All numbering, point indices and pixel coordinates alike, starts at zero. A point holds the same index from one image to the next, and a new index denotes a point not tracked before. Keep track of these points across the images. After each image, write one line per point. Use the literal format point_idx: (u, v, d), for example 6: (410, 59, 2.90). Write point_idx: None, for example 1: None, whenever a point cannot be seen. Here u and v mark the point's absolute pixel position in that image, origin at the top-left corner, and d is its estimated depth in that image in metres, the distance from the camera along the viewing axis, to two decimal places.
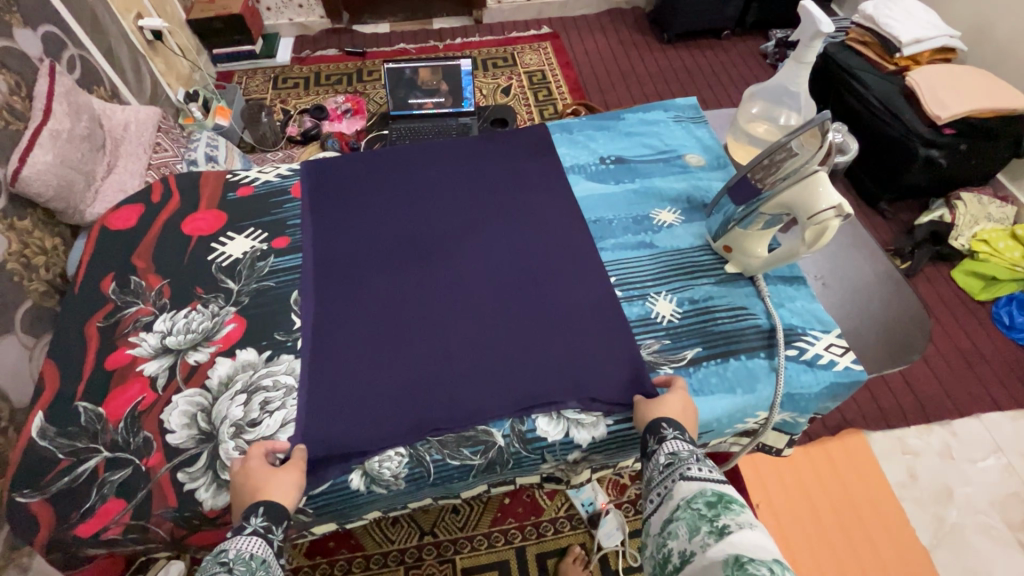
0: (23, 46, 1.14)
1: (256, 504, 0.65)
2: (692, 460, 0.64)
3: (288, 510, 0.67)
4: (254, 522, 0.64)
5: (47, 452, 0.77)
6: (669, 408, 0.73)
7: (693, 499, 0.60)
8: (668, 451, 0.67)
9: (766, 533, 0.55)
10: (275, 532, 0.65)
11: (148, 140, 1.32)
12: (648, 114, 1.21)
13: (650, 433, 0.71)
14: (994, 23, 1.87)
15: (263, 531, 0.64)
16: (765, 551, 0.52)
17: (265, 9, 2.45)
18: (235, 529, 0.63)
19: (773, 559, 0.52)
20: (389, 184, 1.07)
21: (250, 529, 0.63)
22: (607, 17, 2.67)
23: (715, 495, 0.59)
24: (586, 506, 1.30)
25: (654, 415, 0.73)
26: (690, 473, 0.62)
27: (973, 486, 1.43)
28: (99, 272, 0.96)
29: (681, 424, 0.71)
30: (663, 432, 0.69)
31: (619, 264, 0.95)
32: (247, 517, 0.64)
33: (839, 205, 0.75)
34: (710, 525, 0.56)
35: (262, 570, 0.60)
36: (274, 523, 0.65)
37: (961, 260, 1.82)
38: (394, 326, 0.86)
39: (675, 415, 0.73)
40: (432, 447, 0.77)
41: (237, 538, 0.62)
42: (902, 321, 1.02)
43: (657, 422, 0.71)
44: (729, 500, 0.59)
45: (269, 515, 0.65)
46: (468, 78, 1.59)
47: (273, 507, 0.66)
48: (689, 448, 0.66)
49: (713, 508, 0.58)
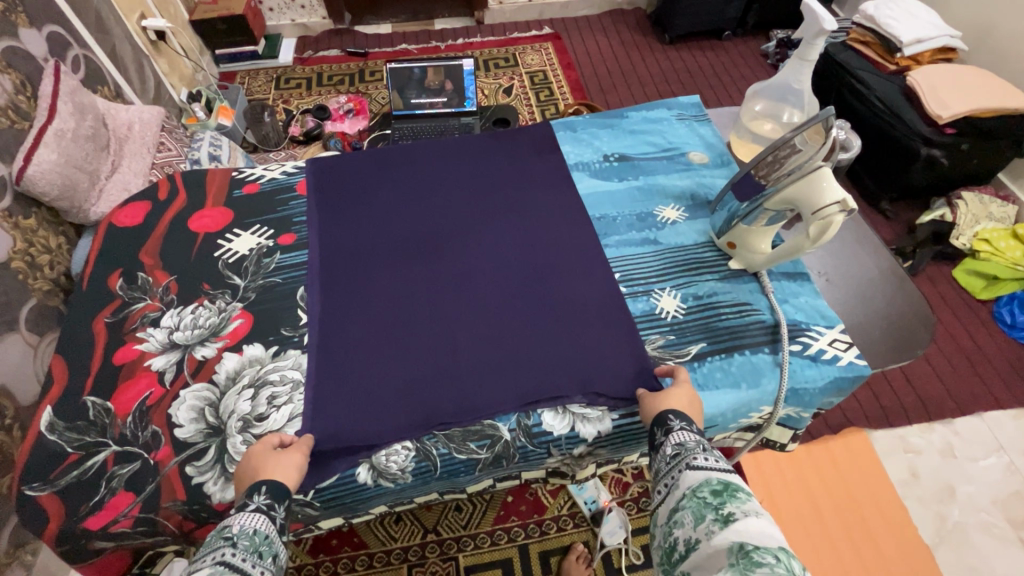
0: (29, 46, 1.15)
1: (258, 483, 0.65)
2: (698, 450, 0.65)
3: (288, 490, 0.67)
4: (258, 500, 0.63)
5: (55, 446, 0.77)
6: (674, 400, 0.74)
7: (698, 488, 0.60)
8: (675, 441, 0.67)
9: (772, 520, 0.56)
10: (278, 510, 0.64)
11: (151, 140, 1.32)
12: (651, 112, 1.22)
13: (656, 426, 0.71)
14: (995, 24, 1.88)
15: (266, 507, 0.63)
16: (770, 539, 0.53)
17: (268, 9, 2.46)
18: (237, 507, 0.62)
19: (779, 546, 0.52)
20: (394, 181, 1.08)
21: (253, 506, 0.63)
22: (608, 18, 2.68)
23: (720, 484, 0.59)
24: (589, 504, 1.31)
25: (660, 408, 0.73)
26: (696, 463, 0.63)
27: (975, 484, 1.43)
28: (105, 269, 0.96)
29: (687, 416, 0.72)
30: (670, 424, 0.70)
31: (624, 260, 0.95)
32: (250, 495, 0.64)
33: (844, 200, 0.76)
34: (716, 513, 0.57)
35: (265, 546, 0.59)
36: (277, 501, 0.64)
37: (962, 259, 1.82)
38: (399, 320, 0.87)
39: (681, 408, 0.73)
40: (438, 441, 0.77)
41: (240, 514, 0.61)
42: (906, 317, 1.02)
43: (663, 414, 0.72)
44: (735, 488, 0.59)
45: (272, 494, 0.64)
46: (470, 77, 1.59)
47: (276, 486, 0.66)
48: (696, 438, 0.67)
49: (719, 497, 0.58)
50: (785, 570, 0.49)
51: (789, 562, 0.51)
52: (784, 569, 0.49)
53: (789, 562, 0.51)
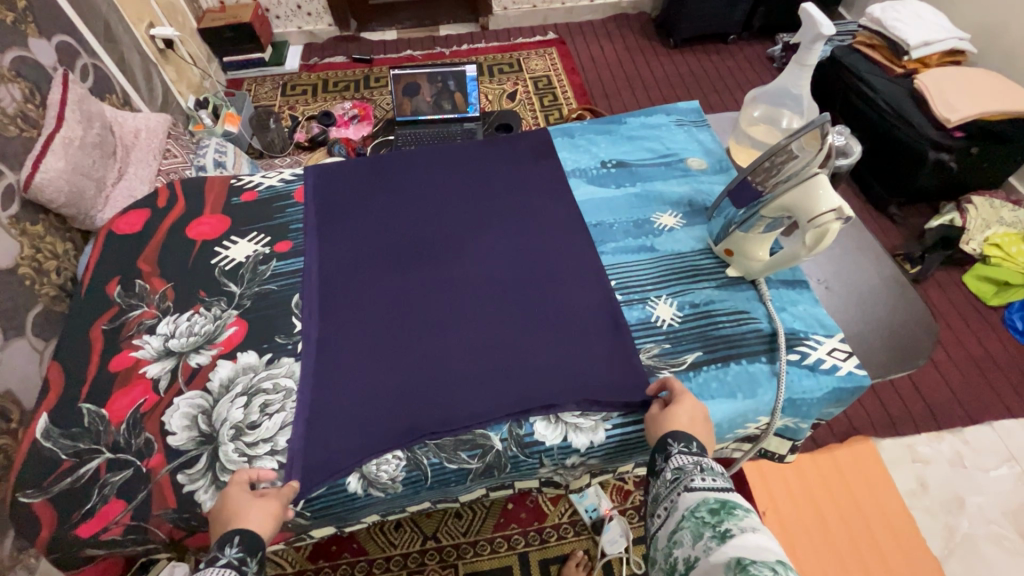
0: (37, 56, 1.17)
1: (232, 533, 0.64)
2: (696, 471, 0.64)
3: (264, 541, 0.65)
4: (230, 553, 0.62)
5: (50, 453, 0.78)
6: (677, 420, 0.72)
7: (696, 508, 0.60)
8: (674, 466, 0.66)
9: (771, 535, 0.55)
10: (250, 564, 0.63)
11: (158, 147, 1.34)
12: (650, 118, 1.21)
13: (657, 451, 0.70)
14: (1005, 25, 1.85)
15: (237, 562, 0.62)
16: (768, 552, 0.52)
17: (274, 16, 2.49)
18: (206, 561, 0.61)
19: (777, 560, 0.52)
20: (390, 188, 1.08)
21: (223, 560, 0.61)
22: (612, 22, 2.68)
23: (718, 502, 0.59)
24: (590, 512, 1.28)
25: (662, 431, 0.72)
26: (694, 484, 0.62)
27: (986, 495, 1.40)
28: (106, 276, 0.97)
29: (687, 435, 0.70)
30: (670, 448, 0.68)
31: (620, 268, 0.94)
32: (222, 546, 0.63)
33: (840, 207, 0.74)
34: (713, 530, 0.56)
35: None
36: (250, 554, 0.63)
37: (972, 264, 1.79)
38: (393, 328, 0.87)
39: (682, 428, 0.72)
40: (430, 451, 0.77)
41: (209, 570, 0.60)
42: (909, 326, 1.00)
43: (663, 438, 0.70)
44: (732, 506, 0.58)
45: (245, 546, 0.63)
46: (473, 83, 1.61)
47: (251, 537, 0.65)
48: (694, 459, 0.65)
49: (716, 515, 0.58)
50: None
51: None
52: None
53: None
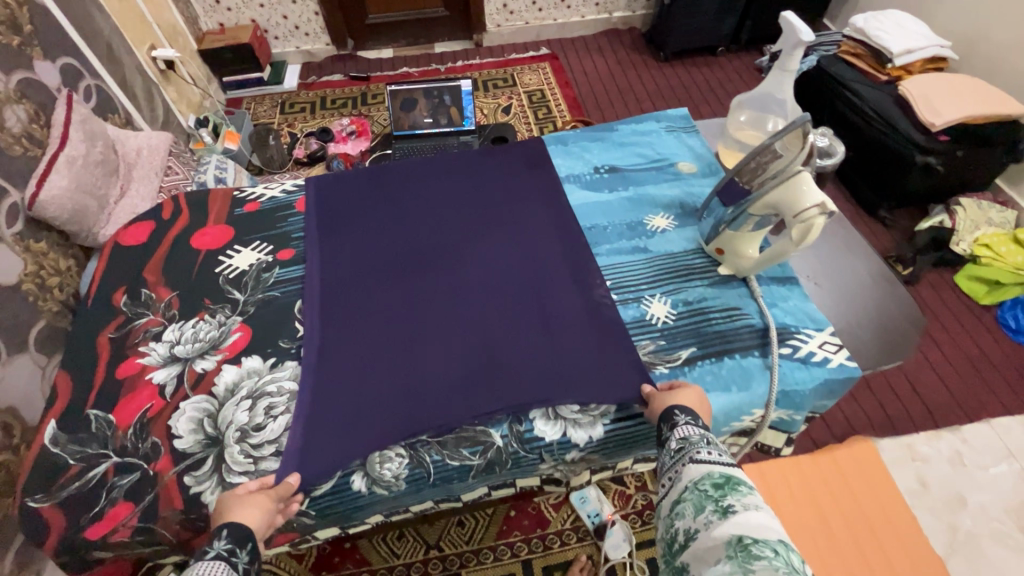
0: (43, 78, 1.21)
1: (220, 529, 0.63)
2: (701, 444, 0.66)
3: (251, 531, 0.65)
4: (218, 546, 0.61)
5: (59, 459, 0.79)
6: (685, 398, 0.75)
7: (700, 481, 0.61)
8: (680, 436, 0.68)
9: (773, 514, 0.56)
10: (240, 556, 0.61)
11: (159, 164, 1.37)
12: (640, 125, 1.24)
13: (662, 421, 0.73)
14: (984, 33, 1.91)
15: (226, 553, 0.60)
16: (768, 532, 0.54)
17: (273, 37, 2.55)
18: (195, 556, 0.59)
19: (778, 539, 0.53)
20: (390, 197, 1.10)
21: (213, 553, 0.60)
22: (604, 38, 2.75)
23: (722, 477, 0.60)
24: (592, 517, 1.29)
25: (668, 403, 0.75)
26: (699, 457, 0.64)
27: (986, 493, 1.41)
28: (111, 288, 0.99)
29: (694, 412, 0.73)
30: (676, 418, 0.71)
31: (614, 268, 0.97)
32: (210, 540, 0.61)
33: (823, 203, 0.77)
34: (716, 504, 0.58)
35: None
36: (239, 546, 0.62)
37: (963, 265, 1.82)
38: (393, 330, 0.89)
39: (690, 404, 0.75)
40: (432, 448, 0.79)
41: (199, 563, 0.58)
42: (899, 321, 1.02)
43: (670, 409, 0.73)
44: (737, 482, 0.60)
45: (233, 538, 0.62)
46: (468, 97, 1.65)
47: (238, 530, 0.63)
48: (700, 433, 0.68)
49: (720, 490, 0.59)
50: (782, 563, 0.50)
51: (788, 555, 0.51)
52: (782, 562, 0.50)
53: (788, 556, 0.51)
